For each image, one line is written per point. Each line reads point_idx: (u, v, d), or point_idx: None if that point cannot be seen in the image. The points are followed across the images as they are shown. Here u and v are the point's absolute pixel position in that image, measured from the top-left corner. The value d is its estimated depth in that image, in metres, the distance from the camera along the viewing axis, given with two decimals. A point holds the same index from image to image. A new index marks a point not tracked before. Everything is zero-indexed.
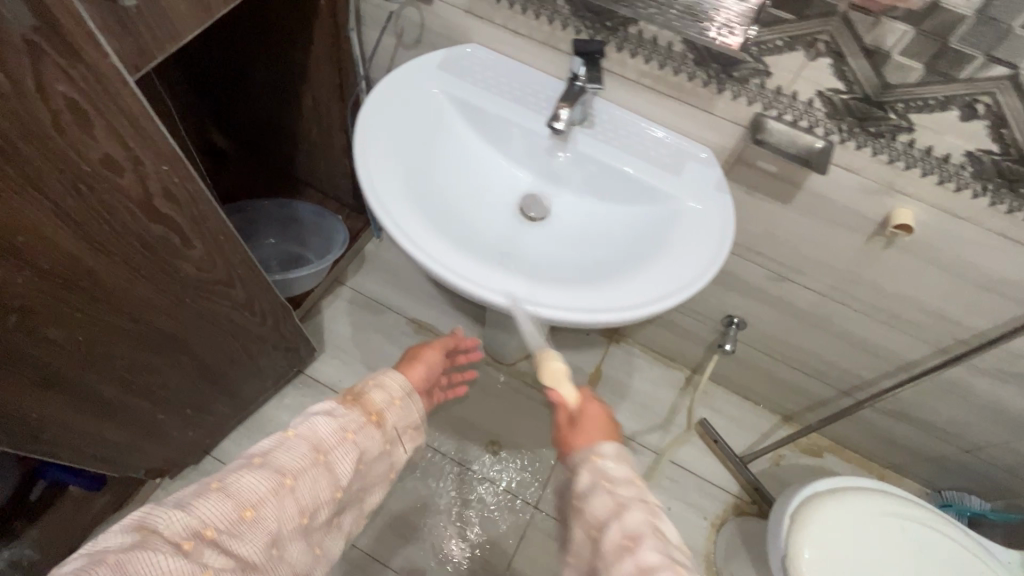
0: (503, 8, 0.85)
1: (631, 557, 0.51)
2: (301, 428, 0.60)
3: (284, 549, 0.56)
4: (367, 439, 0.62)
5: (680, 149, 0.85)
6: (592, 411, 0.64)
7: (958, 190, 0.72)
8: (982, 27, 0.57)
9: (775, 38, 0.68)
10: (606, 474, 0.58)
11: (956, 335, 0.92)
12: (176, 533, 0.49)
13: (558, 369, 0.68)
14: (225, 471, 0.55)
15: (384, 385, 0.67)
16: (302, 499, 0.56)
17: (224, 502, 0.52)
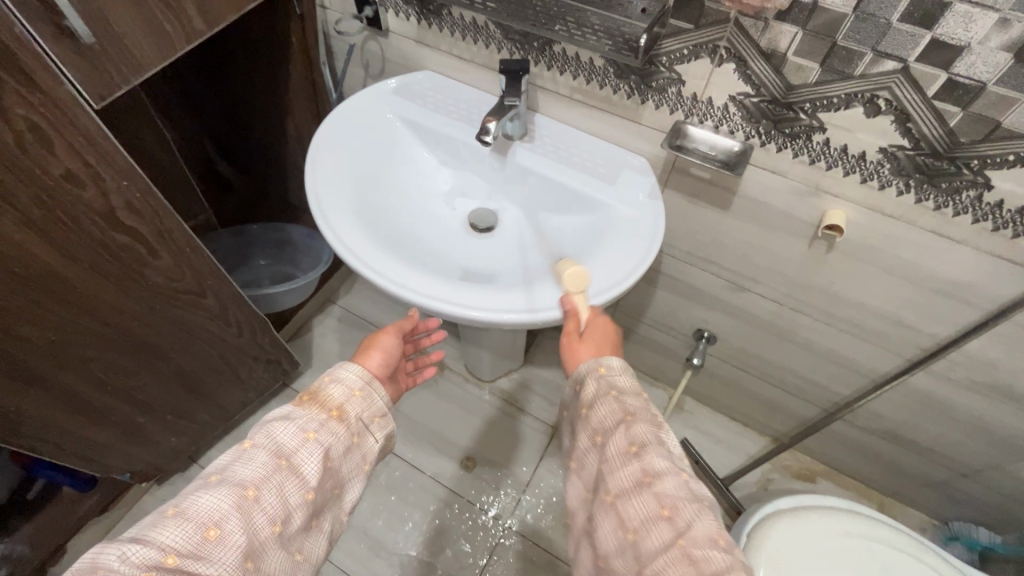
0: (445, 36, 0.90)
1: (636, 461, 0.54)
2: (258, 437, 0.54)
3: (261, 563, 0.50)
4: (333, 436, 0.57)
5: (615, 160, 0.87)
6: (602, 325, 0.68)
7: (882, 188, 0.71)
8: (863, 24, 0.58)
9: (681, 47, 0.71)
10: (613, 384, 0.61)
11: (919, 343, 0.88)
12: (136, 567, 0.44)
13: (581, 275, 0.72)
14: (180, 495, 0.50)
15: (342, 379, 0.61)
16: (269, 507, 0.51)
17: (185, 526, 0.47)
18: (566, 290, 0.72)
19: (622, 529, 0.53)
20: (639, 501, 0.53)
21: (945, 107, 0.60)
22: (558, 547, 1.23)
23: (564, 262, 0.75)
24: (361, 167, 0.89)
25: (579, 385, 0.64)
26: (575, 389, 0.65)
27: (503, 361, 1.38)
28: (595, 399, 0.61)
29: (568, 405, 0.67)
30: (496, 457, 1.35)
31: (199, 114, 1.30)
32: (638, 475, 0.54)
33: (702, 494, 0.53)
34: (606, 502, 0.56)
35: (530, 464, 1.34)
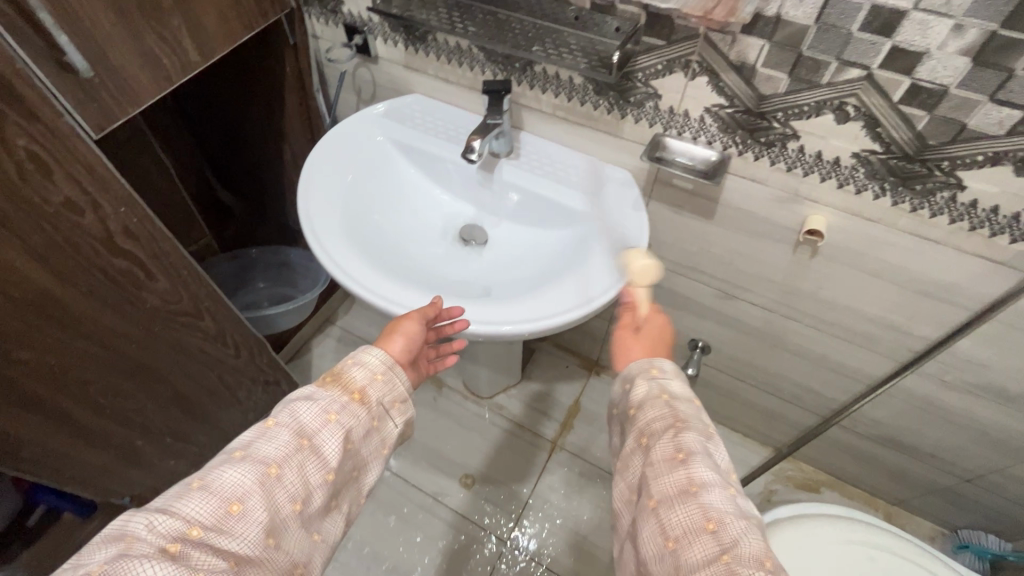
0: (431, 60, 0.93)
1: (682, 469, 0.53)
2: (281, 416, 0.55)
3: (282, 540, 0.51)
4: (354, 420, 0.57)
5: (598, 173, 0.89)
6: (659, 323, 0.69)
7: (859, 192, 0.72)
8: (825, 35, 0.60)
9: (656, 62, 0.73)
10: (666, 388, 0.60)
11: (910, 346, 0.88)
12: (163, 536, 0.46)
13: (652, 270, 0.74)
14: (207, 468, 0.52)
15: (364, 361, 0.61)
16: (290, 486, 0.52)
17: (208, 499, 0.48)
18: (632, 283, 0.75)
19: (662, 536, 0.51)
20: (685, 509, 0.51)
21: (911, 111, 0.62)
22: (560, 566, 1.21)
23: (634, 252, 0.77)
24: (354, 188, 0.92)
25: (628, 383, 0.63)
26: (624, 386, 0.64)
27: (500, 377, 1.38)
28: (645, 401, 0.59)
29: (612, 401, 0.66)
30: (496, 474, 1.34)
31: (199, 143, 1.34)
32: (683, 483, 0.52)
33: (748, 511, 0.52)
34: (647, 507, 0.54)
35: (531, 481, 1.33)
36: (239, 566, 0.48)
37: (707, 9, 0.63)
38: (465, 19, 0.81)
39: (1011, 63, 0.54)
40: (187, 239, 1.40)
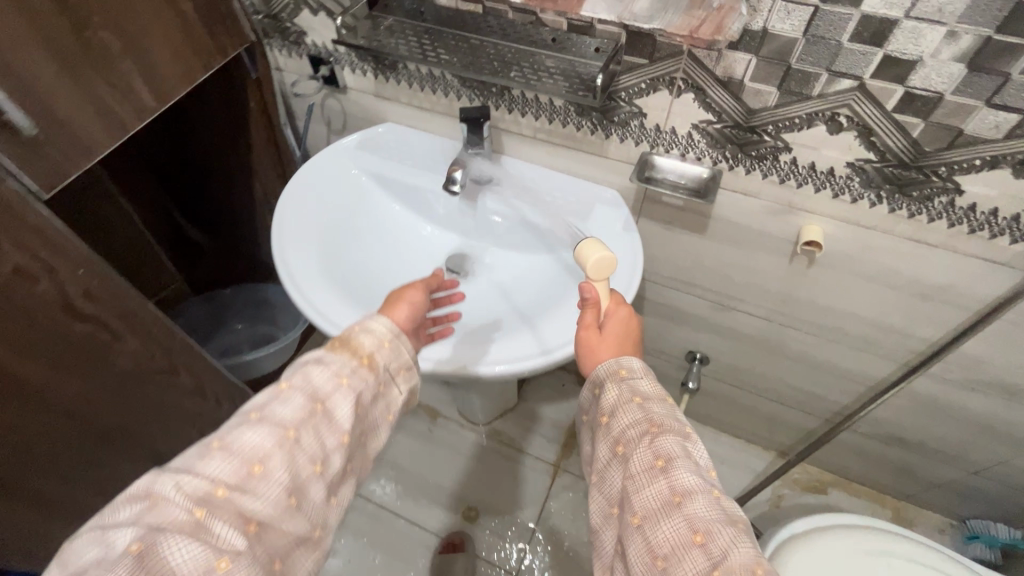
0: (403, 88, 0.90)
1: (664, 477, 0.50)
2: (295, 378, 0.52)
3: (305, 501, 0.48)
4: (363, 387, 0.53)
5: (585, 194, 0.86)
6: (622, 318, 0.64)
7: (855, 201, 0.70)
8: (814, 47, 0.58)
9: (639, 81, 0.70)
10: (636, 389, 0.57)
11: (912, 347, 0.87)
12: (187, 497, 0.43)
13: (607, 263, 0.68)
14: (224, 429, 0.48)
15: (371, 329, 0.56)
16: (310, 449, 0.49)
17: (229, 460, 0.45)
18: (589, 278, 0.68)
19: (651, 556, 0.48)
20: (671, 524, 0.48)
21: (905, 119, 0.60)
22: None
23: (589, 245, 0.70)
24: (332, 226, 0.87)
25: (597, 389, 0.59)
26: (592, 391, 0.60)
27: (495, 403, 1.34)
28: (617, 406, 0.56)
29: (582, 409, 0.62)
30: (498, 503, 1.29)
31: (164, 183, 1.25)
32: (667, 493, 0.49)
33: (736, 515, 0.49)
34: (631, 524, 0.50)
35: (535, 507, 1.29)
36: (264, 530, 0.45)
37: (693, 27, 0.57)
38: (436, 45, 0.77)
39: (1007, 67, 0.53)
40: (156, 284, 1.33)
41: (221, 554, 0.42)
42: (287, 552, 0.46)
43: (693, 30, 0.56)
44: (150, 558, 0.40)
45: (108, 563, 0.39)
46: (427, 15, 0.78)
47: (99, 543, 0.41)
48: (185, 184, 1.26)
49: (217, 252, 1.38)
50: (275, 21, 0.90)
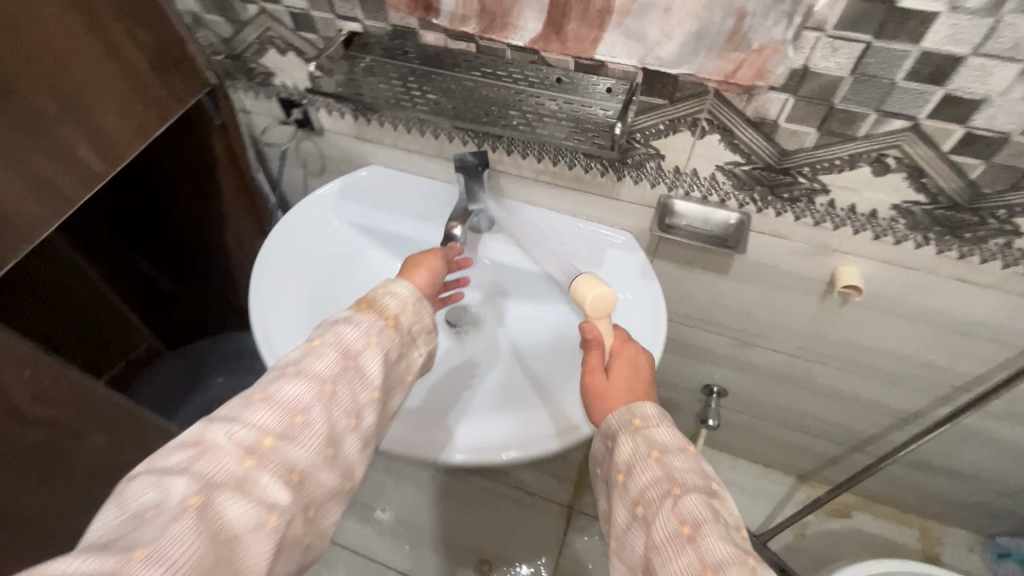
0: (387, 130, 0.80)
1: (691, 547, 0.44)
2: (325, 335, 0.52)
3: (341, 453, 0.49)
4: (389, 344, 0.54)
5: (594, 236, 0.78)
6: (631, 357, 0.61)
7: (899, 242, 0.64)
8: (863, 86, 0.51)
9: (656, 122, 0.63)
10: (653, 441, 0.52)
11: (950, 382, 0.81)
12: (237, 446, 0.43)
13: (607, 298, 0.63)
14: (261, 382, 0.49)
15: (395, 292, 0.58)
16: (345, 402, 0.49)
17: (271, 412, 0.46)
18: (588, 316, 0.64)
19: None
20: None
21: (964, 161, 0.54)
22: None
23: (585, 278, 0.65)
24: (317, 293, 0.78)
25: (611, 440, 0.54)
26: (606, 443, 0.55)
27: None
28: (634, 462, 0.50)
29: (596, 460, 0.57)
30: (511, 552, 1.22)
31: (123, 229, 1.08)
32: (695, 566, 0.43)
33: None
34: None
35: (550, 554, 1.22)
36: (305, 479, 0.46)
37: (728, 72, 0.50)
38: (426, 88, 0.68)
39: None
40: (124, 346, 1.15)
41: (268, 505, 0.43)
42: (321, 502, 0.47)
43: (729, 73, 0.49)
44: (207, 507, 0.40)
45: (166, 511, 0.39)
46: (410, 53, 0.67)
47: (153, 489, 0.41)
48: (149, 228, 1.09)
49: (193, 298, 1.22)
50: (237, 61, 0.80)
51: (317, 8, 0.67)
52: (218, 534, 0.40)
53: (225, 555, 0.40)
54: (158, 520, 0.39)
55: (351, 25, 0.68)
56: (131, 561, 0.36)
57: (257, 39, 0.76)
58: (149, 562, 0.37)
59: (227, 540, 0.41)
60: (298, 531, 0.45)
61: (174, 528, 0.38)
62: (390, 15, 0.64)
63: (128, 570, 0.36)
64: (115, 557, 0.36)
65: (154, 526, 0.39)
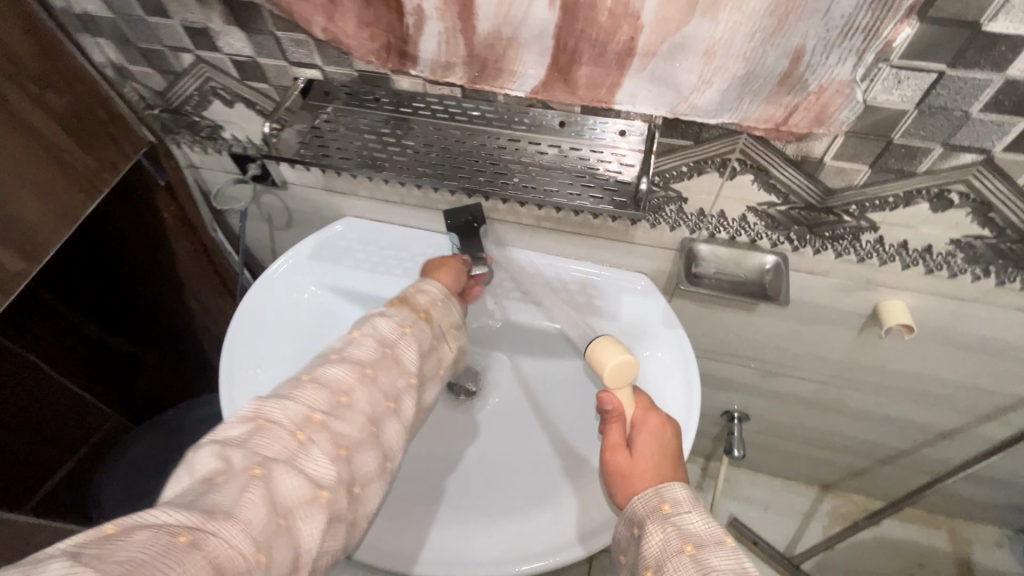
0: (362, 181, 0.70)
1: None
2: (363, 327, 0.50)
3: (382, 435, 0.45)
4: (423, 337, 0.52)
5: (613, 283, 0.66)
6: (658, 431, 0.49)
7: (954, 276, 0.57)
8: (931, 119, 0.44)
9: (678, 164, 0.54)
10: (686, 530, 0.42)
11: (997, 403, 0.75)
12: (291, 420, 0.41)
13: (630, 366, 0.51)
14: (306, 367, 0.47)
15: (425, 288, 0.56)
16: (387, 387, 0.47)
17: (320, 390, 0.43)
18: (607, 384, 0.52)
19: None
20: None
21: None
22: None
23: (603, 342, 0.54)
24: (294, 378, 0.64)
25: (637, 527, 0.44)
26: (631, 530, 0.45)
27: None
28: (663, 558, 0.41)
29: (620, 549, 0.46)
30: None
31: (69, 296, 0.86)
32: None
33: None
34: None
35: None
36: (354, 455, 0.42)
37: (778, 117, 0.45)
38: (405, 139, 0.57)
39: None
40: (83, 430, 0.94)
41: (319, 479, 0.40)
42: (369, 484, 0.44)
43: (781, 119, 0.45)
44: (270, 478, 0.38)
45: (234, 477, 0.37)
46: (382, 100, 0.57)
47: (217, 457, 0.38)
48: (101, 286, 0.88)
49: (158, 356, 1.02)
50: (176, 115, 0.68)
51: (265, 55, 0.57)
52: (276, 504, 0.37)
53: (285, 527, 0.37)
54: (227, 486, 0.36)
55: (309, 72, 0.57)
56: (211, 523, 0.34)
57: (197, 90, 0.64)
58: (226, 522, 0.35)
59: (287, 511, 0.38)
60: (344, 510, 0.41)
61: (243, 495, 0.36)
62: (356, 62, 0.53)
63: (209, 531, 0.34)
64: (194, 516, 0.34)
65: (224, 492, 0.36)
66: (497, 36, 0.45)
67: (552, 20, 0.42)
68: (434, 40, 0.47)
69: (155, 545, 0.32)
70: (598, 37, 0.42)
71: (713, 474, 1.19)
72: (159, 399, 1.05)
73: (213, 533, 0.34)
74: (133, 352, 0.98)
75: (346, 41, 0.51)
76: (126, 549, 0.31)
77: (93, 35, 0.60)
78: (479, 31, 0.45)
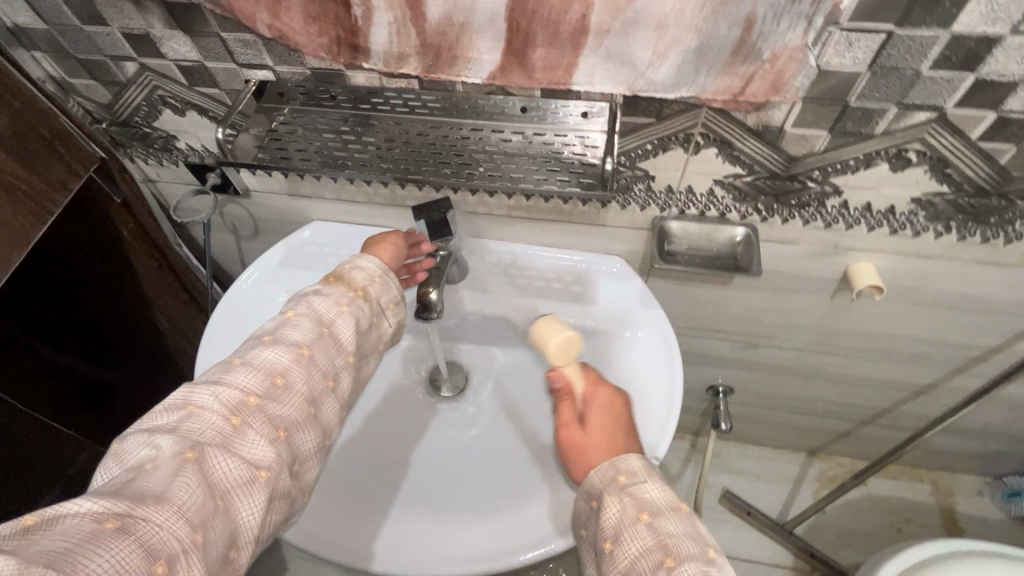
0: (326, 182, 0.68)
1: None
2: (298, 307, 0.48)
3: (320, 412, 0.45)
4: (362, 314, 0.51)
5: (587, 267, 0.66)
6: (608, 405, 0.48)
7: (917, 234, 0.58)
8: (883, 79, 0.44)
9: (642, 142, 0.54)
10: (642, 501, 0.42)
11: (967, 355, 0.77)
12: (223, 404, 0.40)
13: (573, 343, 0.48)
14: (239, 350, 0.45)
15: (362, 265, 0.54)
16: (325, 365, 0.46)
17: (254, 373, 0.42)
18: (552, 362, 0.49)
19: None
20: None
21: (993, 146, 0.48)
22: None
23: (544, 321, 0.50)
24: None
25: (594, 500, 0.44)
26: (588, 503, 0.45)
27: None
28: (620, 528, 0.41)
29: (579, 522, 0.46)
30: None
31: (32, 325, 0.81)
32: None
33: None
34: None
35: None
36: (294, 434, 0.42)
37: (736, 87, 0.45)
38: (365, 136, 0.56)
39: None
40: (56, 464, 0.89)
41: (257, 461, 0.39)
42: (309, 460, 0.44)
43: (738, 90, 0.45)
44: (204, 462, 0.37)
45: (164, 464, 0.36)
46: (339, 98, 0.55)
47: (146, 446, 0.37)
48: (64, 313, 0.84)
49: (136, 381, 0.98)
50: (125, 127, 0.66)
51: (212, 58, 0.55)
52: (213, 487, 0.37)
53: (224, 508, 0.37)
54: (158, 472, 0.35)
55: (260, 73, 0.56)
56: (140, 507, 0.33)
57: (145, 100, 0.62)
58: (159, 506, 0.33)
59: (224, 493, 0.37)
60: (286, 486, 0.41)
61: (175, 480, 0.35)
62: (307, 58, 0.52)
63: (139, 516, 0.32)
64: (122, 502, 0.33)
65: (154, 479, 0.35)
66: (448, 23, 0.44)
67: (502, 2, 0.42)
68: (384, 31, 0.46)
69: (81, 533, 0.31)
70: (551, 17, 0.42)
71: (702, 449, 1.21)
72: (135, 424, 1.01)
73: (144, 517, 0.32)
74: (105, 379, 0.93)
75: (294, 37, 0.49)
76: (48, 540, 0.30)
77: (29, 49, 0.58)
78: (430, 18, 0.44)
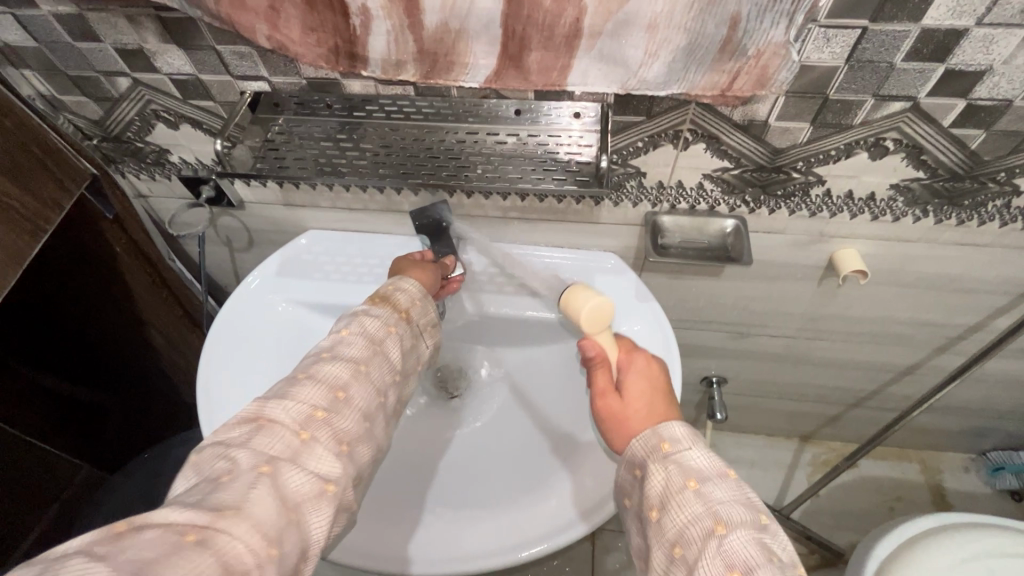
0: (323, 192, 0.69)
1: None
2: (350, 326, 0.50)
3: (373, 427, 0.46)
4: (406, 337, 0.52)
5: (582, 265, 0.67)
6: (643, 370, 0.51)
7: (897, 220, 0.61)
8: (860, 73, 0.47)
9: (634, 140, 0.55)
10: (688, 469, 0.42)
11: (947, 335, 0.80)
12: (292, 419, 0.41)
13: (604, 310, 0.53)
14: (298, 368, 0.46)
15: (402, 286, 0.56)
16: (378, 381, 0.47)
17: (315, 387, 0.43)
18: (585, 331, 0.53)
19: None
20: None
21: (964, 132, 0.51)
22: None
23: (573, 291, 0.56)
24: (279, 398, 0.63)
25: (639, 470, 0.45)
26: (633, 473, 0.45)
27: None
28: (668, 496, 0.41)
29: (621, 492, 0.48)
30: None
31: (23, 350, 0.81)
32: None
33: None
34: None
35: None
36: (353, 448, 0.43)
37: (725, 85, 0.47)
38: (362, 143, 0.57)
39: None
40: (48, 487, 0.89)
41: (325, 473, 0.40)
42: (363, 473, 0.45)
43: (726, 86, 0.47)
44: (280, 475, 0.38)
45: (241, 476, 0.36)
46: (334, 106, 0.56)
47: (221, 458, 0.38)
48: (57, 336, 0.84)
49: (125, 399, 0.97)
50: (117, 143, 0.66)
51: (207, 70, 0.55)
52: (287, 499, 0.37)
53: (297, 520, 0.37)
54: (235, 484, 0.36)
55: (255, 85, 0.56)
56: (222, 520, 0.33)
57: (138, 115, 0.62)
58: (241, 519, 0.34)
59: (297, 505, 0.38)
60: (348, 498, 0.43)
61: (253, 492, 0.36)
62: (304, 69, 0.53)
63: (219, 529, 0.33)
64: (205, 515, 0.33)
65: (232, 490, 0.35)
66: (445, 29, 0.45)
67: (498, 8, 0.43)
68: (382, 39, 0.47)
69: (164, 543, 0.31)
70: (545, 21, 0.43)
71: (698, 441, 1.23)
72: (126, 440, 1.00)
73: (224, 530, 0.33)
74: (97, 399, 0.93)
75: (293, 48, 0.50)
76: (133, 547, 0.30)
77: (19, 67, 0.58)
78: (427, 25, 0.45)
